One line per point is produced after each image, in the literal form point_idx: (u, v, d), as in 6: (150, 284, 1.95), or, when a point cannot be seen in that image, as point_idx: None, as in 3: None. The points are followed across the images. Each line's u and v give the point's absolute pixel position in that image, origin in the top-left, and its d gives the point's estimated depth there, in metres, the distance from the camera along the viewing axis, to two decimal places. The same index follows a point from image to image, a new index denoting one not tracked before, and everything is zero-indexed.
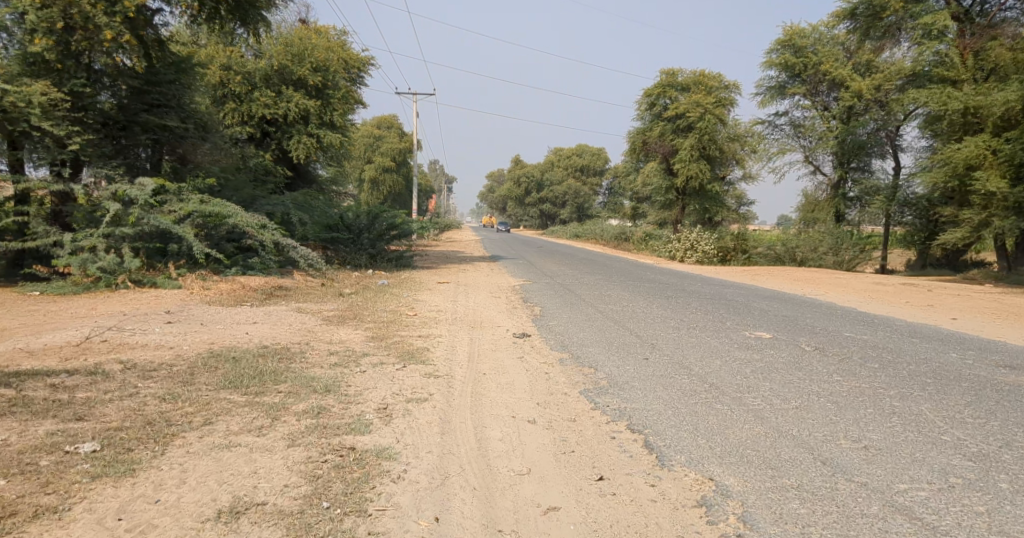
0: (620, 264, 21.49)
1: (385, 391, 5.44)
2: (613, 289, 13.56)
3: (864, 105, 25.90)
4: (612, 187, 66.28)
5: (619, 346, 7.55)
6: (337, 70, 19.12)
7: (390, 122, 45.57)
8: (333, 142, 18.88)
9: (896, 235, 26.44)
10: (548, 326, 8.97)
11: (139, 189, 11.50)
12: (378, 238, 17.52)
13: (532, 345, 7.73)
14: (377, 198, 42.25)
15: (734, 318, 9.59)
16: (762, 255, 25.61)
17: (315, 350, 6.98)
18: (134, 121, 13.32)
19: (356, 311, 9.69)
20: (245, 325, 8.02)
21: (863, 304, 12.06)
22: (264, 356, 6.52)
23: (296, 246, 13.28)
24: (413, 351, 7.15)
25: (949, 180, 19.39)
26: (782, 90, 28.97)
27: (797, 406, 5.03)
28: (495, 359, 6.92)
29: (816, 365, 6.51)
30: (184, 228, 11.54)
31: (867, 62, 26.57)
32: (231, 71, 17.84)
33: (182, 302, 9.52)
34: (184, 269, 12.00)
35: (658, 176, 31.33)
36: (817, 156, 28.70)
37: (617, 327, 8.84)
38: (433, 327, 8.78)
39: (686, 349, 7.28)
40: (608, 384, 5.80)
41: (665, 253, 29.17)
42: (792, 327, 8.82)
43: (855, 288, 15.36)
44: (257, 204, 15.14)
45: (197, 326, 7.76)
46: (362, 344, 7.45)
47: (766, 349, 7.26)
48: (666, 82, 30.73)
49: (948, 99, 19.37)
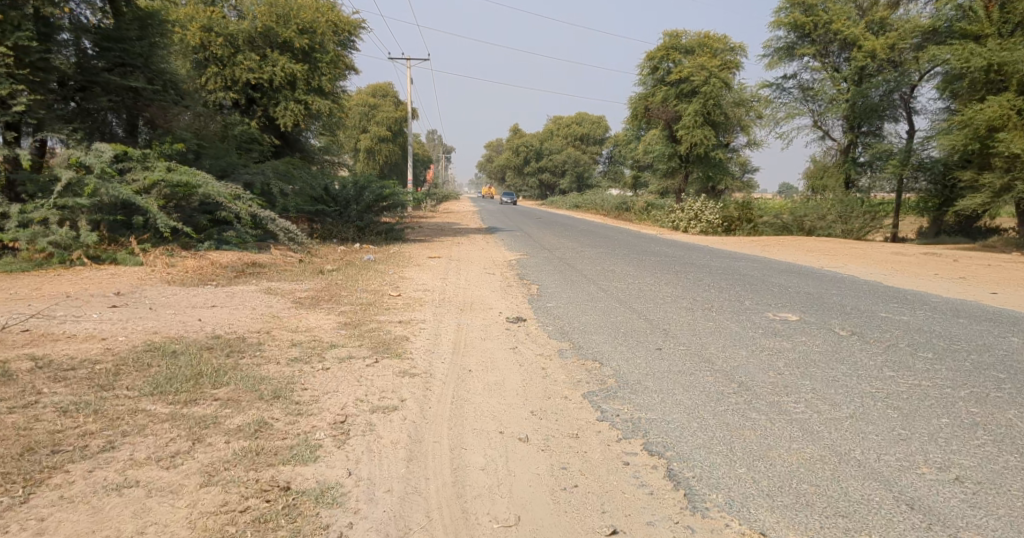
0: (623, 236, 20.49)
1: (346, 398, 4.46)
2: (616, 264, 12.58)
3: (878, 66, 24.62)
4: (612, 156, 64.82)
5: (626, 333, 6.62)
6: (325, 32, 17.81)
7: (385, 90, 43.96)
8: (322, 109, 17.65)
9: (908, 202, 25.30)
10: (546, 308, 8.02)
11: (97, 157, 10.41)
12: (366, 210, 16.39)
13: (528, 332, 6.79)
14: (372, 169, 40.99)
15: (753, 297, 8.62)
16: (767, 224, 24.48)
17: (277, 341, 6.01)
18: (94, 82, 12.17)
19: (333, 292, 8.66)
20: (203, 310, 6.99)
21: (888, 277, 11.07)
22: (212, 350, 5.48)
23: (274, 219, 12.25)
24: (389, 343, 6.17)
25: (970, 142, 18.24)
26: (790, 51, 27.70)
27: (852, 414, 4.07)
28: (484, 352, 6.00)
29: (858, 355, 5.54)
30: (146, 200, 10.46)
31: (881, 20, 25.15)
32: (212, 33, 16.36)
33: (138, 283, 8.50)
34: (149, 243, 10.98)
35: (661, 143, 30.07)
36: (826, 121, 27.51)
37: (623, 309, 7.89)
38: (417, 311, 7.81)
39: (705, 337, 6.33)
40: (615, 384, 4.89)
41: (668, 223, 28.15)
42: (820, 307, 7.85)
43: (874, 259, 14.38)
44: (235, 173, 14.01)
45: (144, 311, 6.73)
46: (333, 333, 6.47)
47: (796, 336, 6.28)
48: (669, 44, 29.33)
49: (971, 56, 18.13)
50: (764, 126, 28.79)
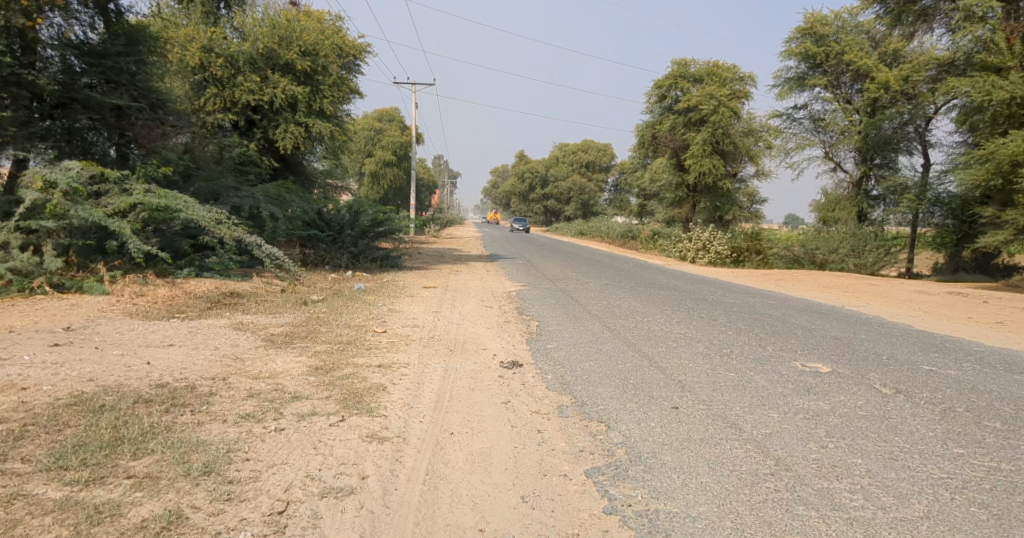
0: (629, 267, 19.68)
1: (294, 474, 3.62)
2: (622, 298, 11.77)
3: (891, 98, 23.88)
4: (618, 184, 64.39)
5: (636, 386, 5.78)
6: (329, 54, 17.21)
7: (392, 114, 43.63)
8: (323, 132, 16.91)
9: (924, 236, 24.38)
10: (546, 351, 7.19)
11: (65, 174, 9.68)
12: (361, 235, 15.55)
13: (525, 382, 5.96)
14: (377, 193, 40.44)
15: (776, 342, 7.76)
16: (778, 256, 23.64)
17: (231, 392, 5.13)
18: (74, 98, 11.47)
19: (311, 328, 7.78)
20: (157, 350, 6.11)
21: (918, 319, 10.17)
22: (150, 404, 4.60)
23: (260, 245, 11.43)
24: (362, 395, 5.30)
25: (992, 177, 17.40)
26: (801, 82, 27.15)
27: (926, 516, 3.23)
28: (471, 408, 5.18)
29: (913, 422, 4.65)
30: (118, 223, 9.64)
31: (894, 51, 24.64)
32: (212, 53, 15.77)
33: (95, 316, 7.65)
34: (121, 270, 10.20)
35: (668, 172, 29.40)
36: (838, 152, 26.88)
37: (631, 353, 7.04)
38: (401, 353, 6.93)
39: (726, 394, 5.47)
40: (625, 457, 4.08)
41: (675, 253, 27.28)
42: (853, 355, 6.97)
43: (897, 297, 13.48)
44: (224, 196, 13.20)
45: (88, 352, 5.86)
46: (299, 381, 5.59)
47: (834, 394, 5.40)
48: (677, 73, 28.90)
49: (993, 88, 17.33)
50: (774, 157, 28.16)
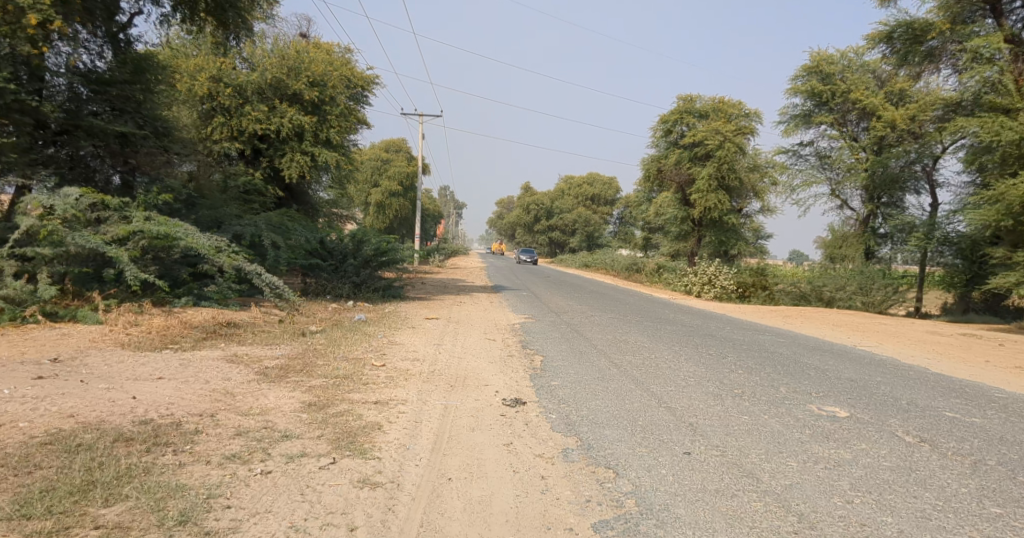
0: (634, 301, 19.42)
1: (277, 525, 3.42)
2: (628, 333, 11.49)
3: (898, 137, 23.86)
4: (623, 218, 64.48)
5: (645, 428, 5.49)
6: (337, 85, 17.21)
7: (398, 145, 43.92)
8: (329, 162, 16.83)
9: (933, 276, 24.07)
10: (550, 388, 6.92)
11: (62, 201, 9.62)
12: (363, 265, 15.36)
13: (528, 422, 5.68)
14: (382, 222, 40.46)
15: (789, 383, 7.47)
16: (784, 292, 23.36)
17: (219, 430, 4.86)
18: (78, 125, 11.39)
19: (308, 361, 7.52)
20: (144, 384, 5.85)
21: (934, 362, 9.86)
22: (130, 443, 4.33)
23: (260, 274, 11.22)
24: (357, 435, 5.02)
25: (1003, 218, 17.14)
26: (808, 118, 27.16)
27: None
28: (471, 451, 4.91)
29: (943, 476, 4.34)
30: (115, 250, 9.47)
31: (901, 91, 24.69)
32: (221, 83, 15.80)
33: (85, 347, 7.40)
34: (116, 298, 9.98)
35: (673, 206, 29.31)
36: (844, 190, 26.79)
37: (639, 392, 6.76)
38: (400, 389, 6.65)
39: (740, 439, 5.18)
40: (634, 510, 3.81)
41: (681, 287, 27.02)
42: (871, 399, 6.69)
43: (909, 338, 13.17)
44: (226, 224, 13.04)
45: (72, 386, 5.59)
46: (292, 419, 5.32)
47: (854, 441, 5.11)
48: (683, 108, 28.98)
49: (1002, 129, 17.18)
50: (780, 193, 28.07)
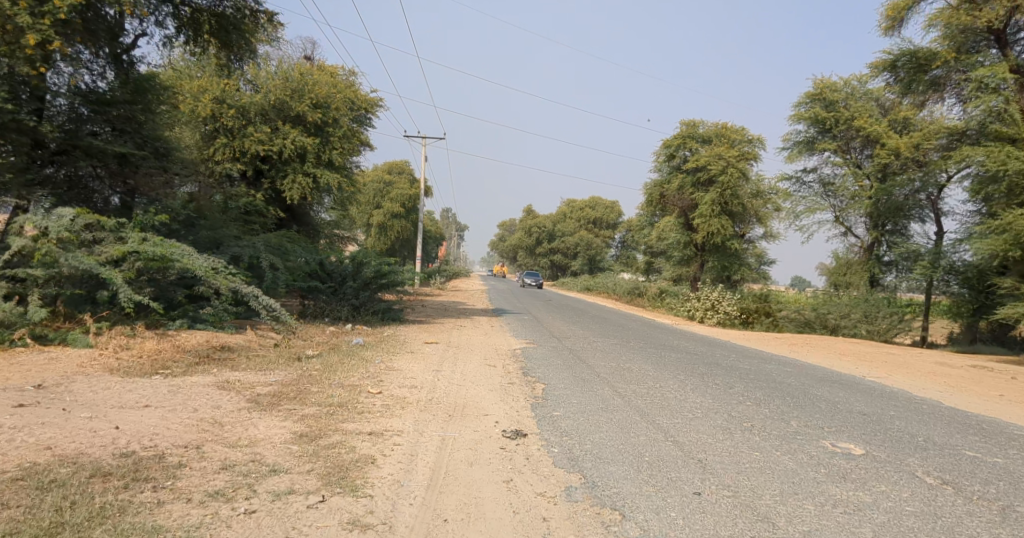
0: (637, 326, 19.15)
1: None
2: (631, 361, 11.21)
3: (902, 164, 23.79)
4: (625, 241, 64.38)
5: (653, 464, 5.23)
6: (340, 107, 17.15)
7: (401, 167, 43.94)
8: (331, 183, 16.69)
9: (939, 304, 23.79)
10: (552, 419, 6.66)
11: (56, 221, 9.52)
12: (363, 287, 15.15)
13: (529, 456, 5.42)
14: (383, 244, 40.34)
15: (799, 417, 7.20)
16: (788, 320, 23.08)
17: (204, 464, 4.62)
18: (76, 145, 11.28)
19: (302, 388, 7.27)
20: (129, 413, 5.62)
21: (946, 395, 9.59)
22: (107, 479, 4.14)
23: (257, 296, 11.00)
24: (349, 470, 4.78)
25: (1011, 248, 16.89)
26: (811, 145, 27.11)
27: None
28: (469, 488, 4.66)
29: (971, 526, 4.10)
30: (109, 271, 9.29)
31: (904, 119, 24.67)
32: (224, 104, 15.72)
33: (72, 372, 7.17)
34: (109, 321, 9.77)
35: (676, 230, 29.12)
36: (848, 217, 26.65)
37: (645, 425, 6.50)
38: (396, 419, 6.39)
39: (752, 478, 4.92)
40: None
41: (683, 312, 26.77)
42: (885, 435, 6.43)
43: (918, 369, 12.88)
44: (225, 245, 12.85)
45: (53, 415, 5.37)
46: (282, 452, 5.08)
47: (872, 483, 4.85)
48: (686, 133, 28.99)
49: (1009, 158, 17.04)
50: (784, 219, 27.93)
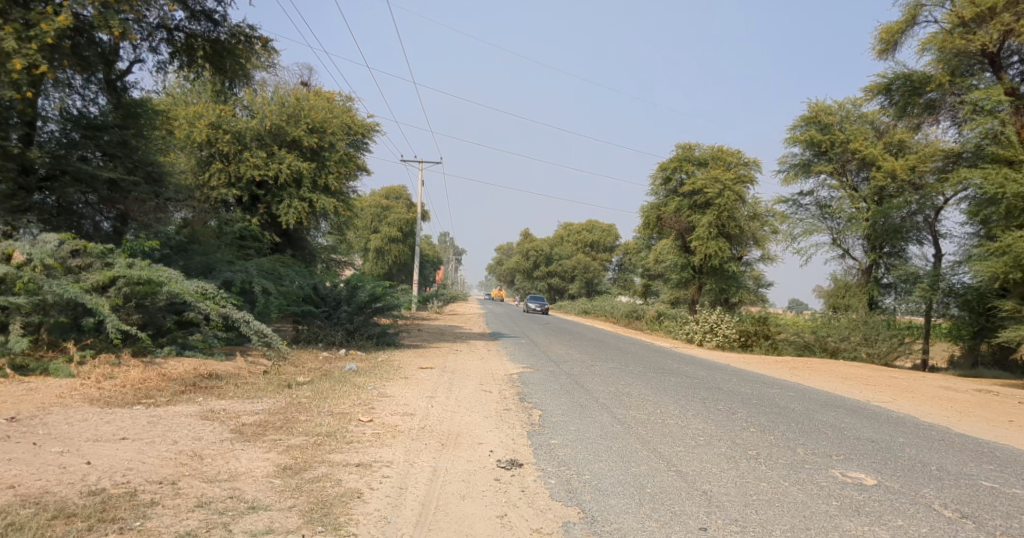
0: (635, 349, 18.86)
1: None
2: (631, 386, 10.94)
3: (898, 187, 23.76)
4: (622, 264, 64.33)
5: (655, 497, 4.96)
6: (337, 132, 17.02)
7: (398, 192, 43.92)
8: (326, 207, 16.51)
9: (940, 327, 23.52)
10: (549, 448, 6.38)
11: (40, 248, 9.33)
12: (357, 312, 14.87)
13: (526, 488, 5.16)
14: (381, 268, 40.18)
15: (807, 444, 6.92)
16: (787, 342, 22.86)
17: (177, 502, 4.41)
18: (65, 170, 11.06)
19: (289, 417, 6.98)
20: (104, 447, 5.37)
21: (954, 421, 9.31)
22: (70, 521, 4.05)
23: (247, 321, 10.73)
24: (334, 507, 4.52)
25: (1011, 270, 16.69)
26: (806, 168, 27.10)
27: None
28: (460, 525, 4.41)
29: None
30: (93, 298, 9.07)
31: (900, 142, 24.71)
32: (219, 129, 15.57)
33: (50, 404, 6.89)
34: (93, 349, 9.52)
35: (674, 253, 28.92)
36: (846, 239, 26.54)
37: (646, 453, 6.22)
38: (386, 449, 6.11)
39: (761, 511, 4.66)
40: None
41: (681, 335, 26.50)
42: (897, 464, 6.16)
43: (922, 394, 12.61)
44: (216, 270, 12.58)
45: (23, 450, 5.14)
46: (264, 486, 4.81)
47: (888, 517, 4.60)
48: (682, 156, 29.01)
49: (1006, 180, 16.93)
50: (781, 242, 27.81)
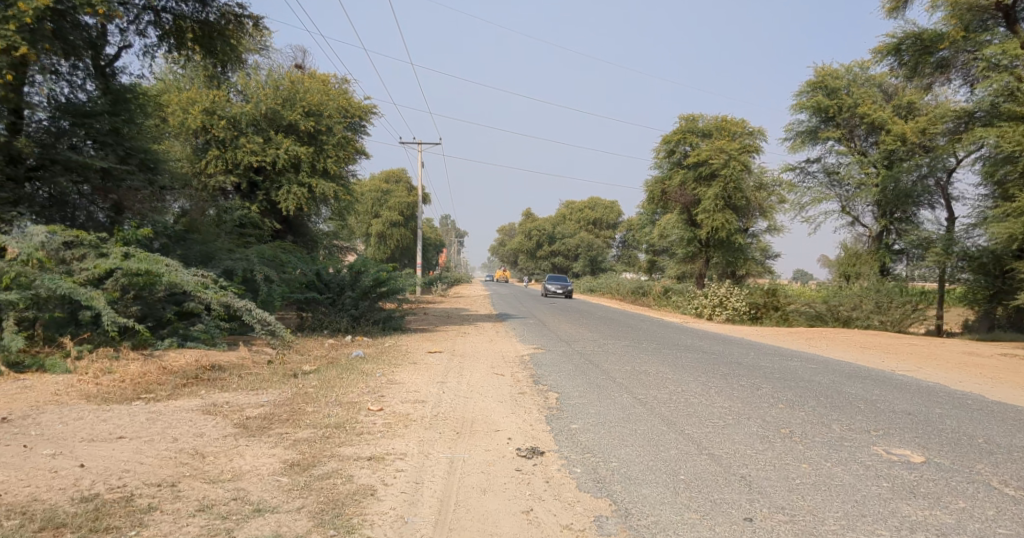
0: (646, 325, 18.49)
1: None
2: (647, 363, 10.57)
3: (908, 150, 23.24)
4: (626, 241, 64.19)
5: (690, 485, 4.61)
6: (334, 114, 16.50)
7: (399, 175, 43.50)
8: (327, 192, 16.10)
9: (953, 292, 23.00)
10: (570, 433, 6.03)
11: (28, 241, 8.89)
12: (362, 297, 14.46)
13: (550, 480, 4.79)
14: (383, 253, 39.88)
15: (842, 420, 6.55)
16: (799, 313, 22.36)
17: (178, 507, 4.06)
18: (54, 159, 10.65)
19: (295, 409, 6.62)
20: (100, 448, 5.03)
21: (987, 388, 8.94)
22: (59, 532, 3.70)
23: (251, 310, 10.35)
24: (345, 507, 4.18)
25: None
26: (813, 135, 26.47)
27: None
28: (484, 522, 4.07)
29: None
30: (88, 292, 8.68)
31: (909, 104, 24.17)
32: (214, 116, 15.11)
33: (45, 402, 6.55)
34: (90, 344, 9.16)
35: (679, 227, 28.43)
36: (855, 206, 26.03)
37: (674, 436, 5.87)
38: (398, 441, 5.73)
39: (808, 497, 4.30)
40: None
41: (691, 309, 26.07)
42: (941, 438, 5.79)
43: (947, 361, 12.25)
44: (216, 258, 12.16)
45: (12, 455, 4.78)
46: (268, 487, 4.45)
47: (948, 499, 4.23)
48: (685, 128, 28.37)
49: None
50: (790, 212, 27.33)
